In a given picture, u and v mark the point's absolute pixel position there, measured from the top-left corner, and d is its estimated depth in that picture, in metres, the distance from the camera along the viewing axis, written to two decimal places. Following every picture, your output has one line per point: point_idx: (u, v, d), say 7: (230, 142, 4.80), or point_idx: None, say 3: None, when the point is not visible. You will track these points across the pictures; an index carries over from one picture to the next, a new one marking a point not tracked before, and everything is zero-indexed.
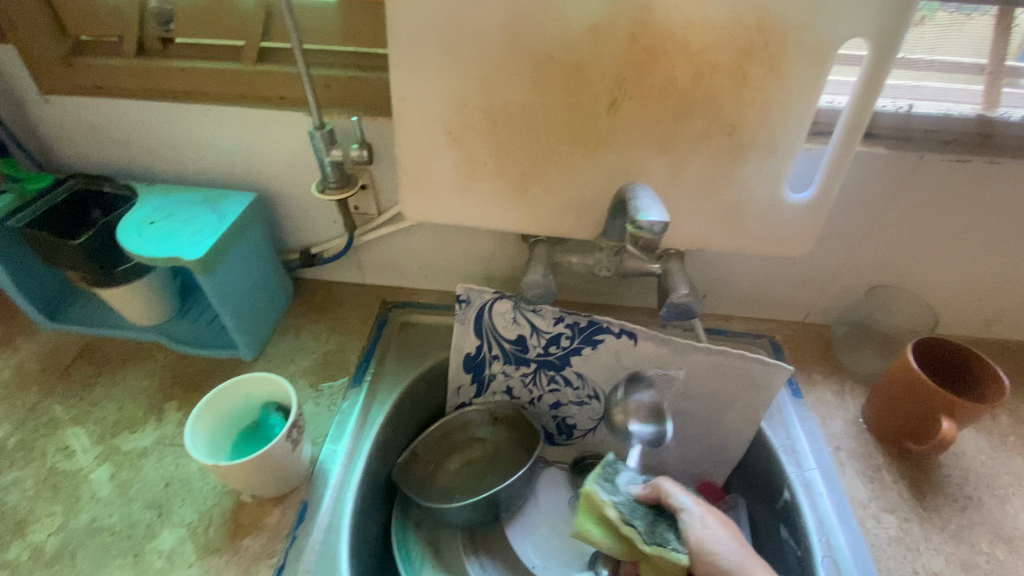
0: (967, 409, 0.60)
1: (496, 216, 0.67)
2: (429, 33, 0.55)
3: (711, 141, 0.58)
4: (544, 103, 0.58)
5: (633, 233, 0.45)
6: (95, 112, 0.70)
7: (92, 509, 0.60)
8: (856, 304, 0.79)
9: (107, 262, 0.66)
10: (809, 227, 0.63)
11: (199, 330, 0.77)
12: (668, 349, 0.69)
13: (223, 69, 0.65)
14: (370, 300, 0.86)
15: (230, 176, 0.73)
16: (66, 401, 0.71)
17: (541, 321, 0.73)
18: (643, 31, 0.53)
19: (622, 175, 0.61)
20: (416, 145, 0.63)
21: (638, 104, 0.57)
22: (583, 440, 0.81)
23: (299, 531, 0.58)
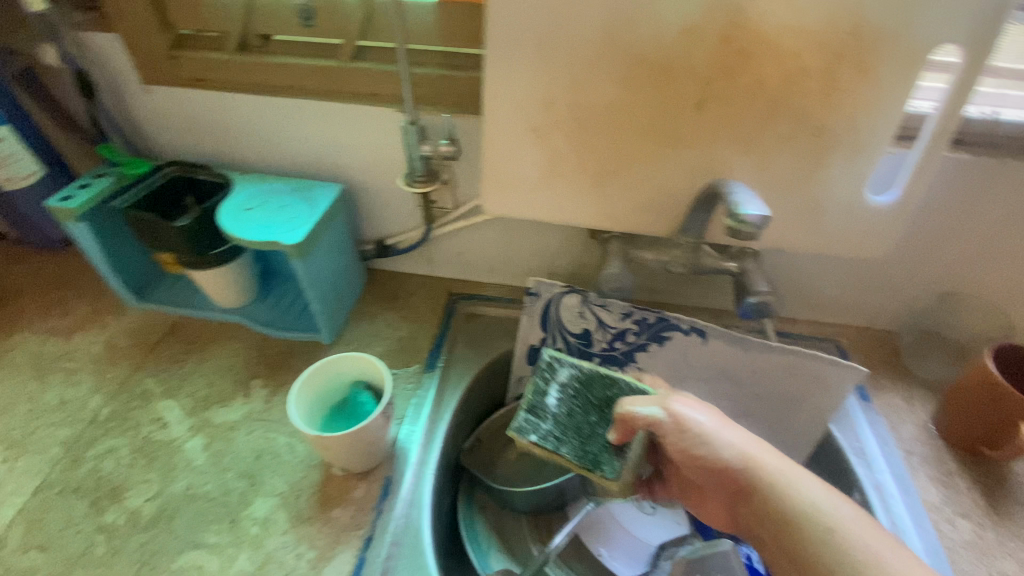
0: None
1: (573, 211, 0.69)
2: (526, 32, 0.58)
3: (795, 142, 0.59)
4: (632, 102, 0.60)
5: (733, 226, 0.47)
6: (194, 103, 0.74)
7: (188, 477, 0.63)
8: (921, 310, 0.80)
9: (205, 244, 0.70)
10: (887, 230, 0.64)
11: (279, 313, 0.81)
12: (738, 348, 0.71)
13: (319, 66, 0.68)
14: (437, 291, 0.89)
15: (317, 167, 0.77)
16: (156, 375, 0.74)
17: (609, 316, 0.74)
18: (736, 34, 0.55)
19: (704, 173, 0.63)
20: (502, 140, 0.65)
21: (725, 104, 0.58)
22: None
23: (384, 505, 0.61)
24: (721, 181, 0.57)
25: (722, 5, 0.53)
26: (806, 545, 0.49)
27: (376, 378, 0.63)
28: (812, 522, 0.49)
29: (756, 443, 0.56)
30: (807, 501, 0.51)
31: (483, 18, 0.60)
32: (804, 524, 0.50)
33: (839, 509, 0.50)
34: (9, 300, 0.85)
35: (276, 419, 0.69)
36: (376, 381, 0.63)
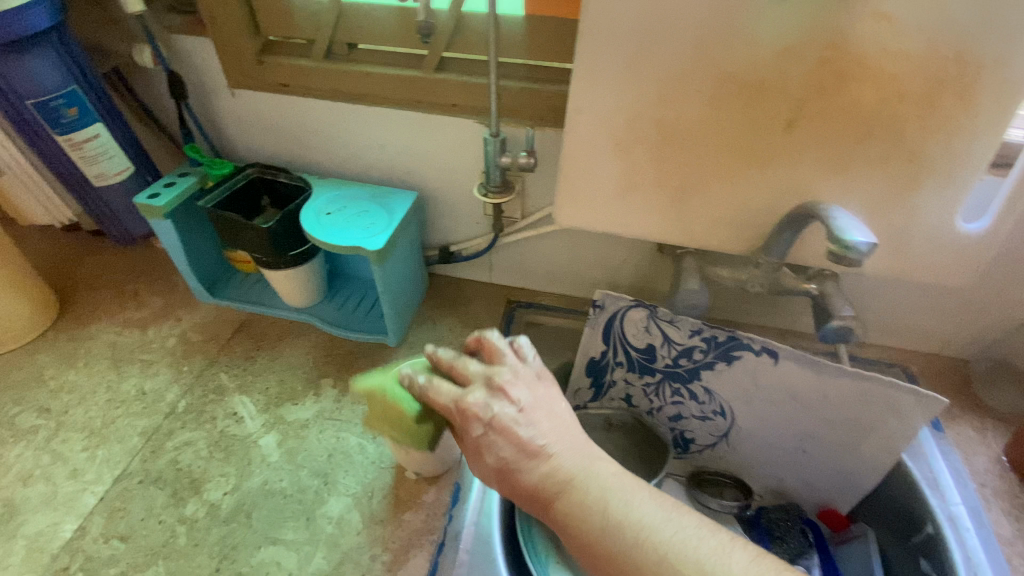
0: None
1: (647, 225, 0.69)
2: (619, 48, 0.58)
3: (886, 166, 0.59)
4: (721, 120, 0.60)
5: (837, 252, 0.47)
6: (279, 107, 0.77)
7: (263, 473, 0.65)
8: (995, 340, 0.78)
9: (284, 246, 0.72)
10: (975, 258, 0.63)
11: (346, 314, 0.82)
12: (811, 371, 0.69)
13: (404, 75, 0.69)
14: (496, 298, 0.90)
15: (392, 174, 0.79)
16: (229, 370, 0.76)
17: (676, 332, 0.73)
18: (836, 57, 0.54)
19: (787, 194, 0.62)
20: (583, 154, 0.66)
21: (817, 125, 0.58)
22: (700, 454, 0.82)
23: (454, 511, 0.60)
24: (815, 205, 0.56)
25: (824, 26, 0.53)
26: (602, 528, 0.40)
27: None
28: (633, 530, 0.39)
29: (573, 437, 0.46)
30: (625, 510, 0.40)
31: (576, 34, 0.61)
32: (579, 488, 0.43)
33: (705, 543, 0.39)
34: (87, 290, 0.88)
35: (346, 419, 0.70)
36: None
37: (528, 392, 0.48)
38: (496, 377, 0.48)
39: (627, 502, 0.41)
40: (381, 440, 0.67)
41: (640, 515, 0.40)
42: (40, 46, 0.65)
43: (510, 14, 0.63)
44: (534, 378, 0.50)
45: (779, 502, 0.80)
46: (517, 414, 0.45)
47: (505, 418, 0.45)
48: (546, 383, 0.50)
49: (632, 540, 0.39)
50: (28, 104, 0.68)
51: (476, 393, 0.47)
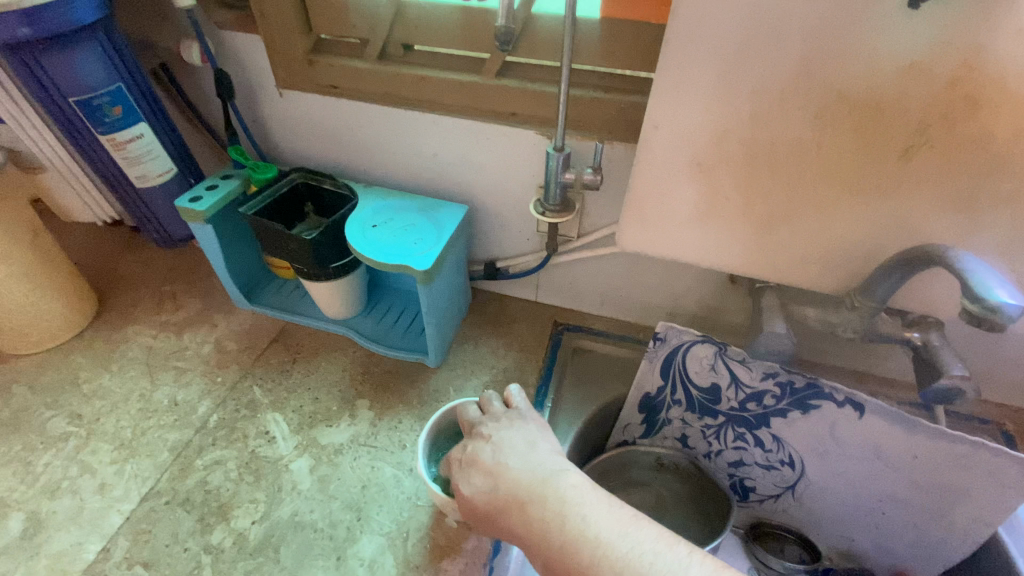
0: None
1: (722, 255, 0.63)
2: (710, 59, 0.51)
3: (1020, 206, 0.50)
4: (822, 143, 0.52)
5: (977, 312, 0.40)
6: (327, 109, 0.73)
7: (294, 502, 0.61)
8: None
9: (326, 258, 0.68)
10: None
11: (385, 329, 0.78)
12: (902, 429, 0.61)
13: (462, 80, 0.64)
14: (542, 319, 0.84)
15: (441, 184, 0.74)
16: (263, 384, 0.73)
17: (746, 374, 0.66)
18: (970, 78, 0.46)
19: (888, 230, 0.55)
20: (655, 174, 0.60)
21: (937, 155, 0.50)
22: (759, 504, 0.74)
23: (495, 563, 0.56)
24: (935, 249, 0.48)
25: (964, 41, 0.45)
26: (562, 544, 0.42)
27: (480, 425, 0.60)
28: (590, 544, 0.41)
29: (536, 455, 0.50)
30: (581, 523, 0.42)
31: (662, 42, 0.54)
32: (538, 502, 0.45)
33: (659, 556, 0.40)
34: (125, 289, 0.86)
35: (382, 446, 0.66)
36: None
37: (506, 430, 0.53)
38: (479, 425, 0.55)
39: (586, 515, 0.43)
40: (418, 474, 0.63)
41: (599, 526, 0.42)
42: (85, 41, 0.62)
43: (588, 16, 0.57)
44: (517, 417, 0.56)
45: (847, 565, 0.72)
46: (491, 447, 0.51)
47: (478, 451, 0.51)
48: (530, 422, 0.55)
49: (589, 553, 0.40)
50: (71, 101, 0.65)
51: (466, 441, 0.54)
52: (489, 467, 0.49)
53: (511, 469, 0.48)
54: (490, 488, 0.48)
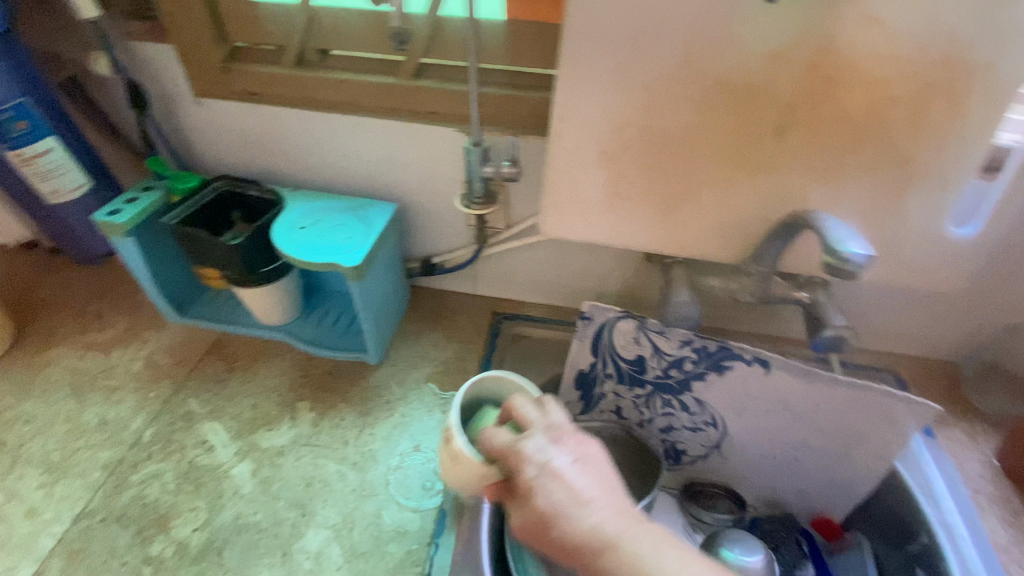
0: None
1: (635, 236, 0.68)
2: (603, 54, 0.56)
3: (877, 172, 0.57)
4: (709, 127, 0.58)
5: (833, 263, 0.45)
6: (248, 116, 0.73)
7: (236, 506, 0.61)
8: (983, 342, 0.76)
9: (256, 262, 0.69)
10: (965, 263, 0.61)
11: (322, 331, 0.79)
12: (804, 380, 0.67)
13: (380, 83, 0.66)
14: (480, 310, 0.87)
15: (369, 184, 0.75)
16: (200, 395, 0.72)
17: (665, 343, 0.71)
18: (825, 62, 0.53)
19: (774, 202, 0.61)
20: (567, 162, 0.64)
21: (805, 131, 0.56)
22: (692, 465, 0.80)
23: (441, 540, 0.58)
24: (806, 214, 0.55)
25: (814, 31, 0.51)
26: None
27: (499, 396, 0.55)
28: None
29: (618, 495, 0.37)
30: None
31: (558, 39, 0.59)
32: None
33: None
34: (46, 313, 0.83)
35: (324, 444, 0.67)
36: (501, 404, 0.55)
37: (582, 448, 0.39)
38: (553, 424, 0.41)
39: None
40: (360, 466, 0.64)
41: None
42: None
43: (489, 16, 0.61)
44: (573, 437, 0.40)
45: (773, 512, 0.78)
46: (571, 464, 0.37)
47: (544, 472, 0.36)
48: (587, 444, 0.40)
49: None
50: None
51: (535, 436, 0.39)
52: (578, 495, 0.35)
53: (623, 522, 0.35)
54: (570, 530, 0.34)
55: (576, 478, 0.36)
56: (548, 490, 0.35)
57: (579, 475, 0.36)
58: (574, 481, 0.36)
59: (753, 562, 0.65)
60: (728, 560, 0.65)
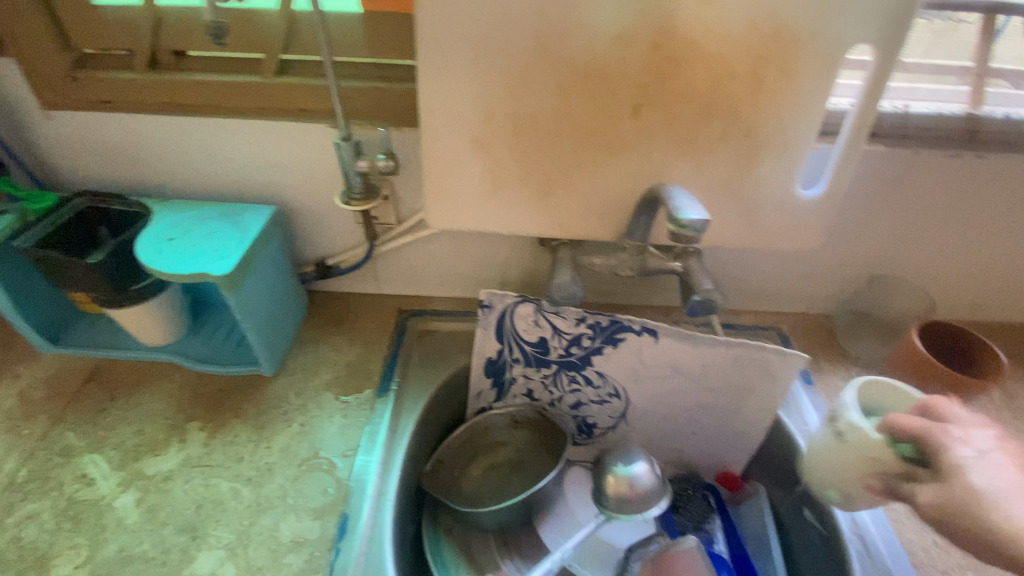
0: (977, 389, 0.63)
1: (520, 222, 0.69)
2: (459, 40, 0.56)
3: (728, 143, 0.61)
4: (571, 110, 0.60)
5: (676, 231, 0.48)
6: (105, 127, 0.68)
7: (121, 538, 0.58)
8: (852, 294, 0.83)
9: (124, 280, 0.64)
10: (819, 220, 0.66)
11: (214, 347, 0.75)
12: (688, 344, 0.72)
13: (242, 81, 0.64)
14: (385, 308, 0.85)
15: (247, 189, 0.72)
16: (78, 428, 0.68)
17: (563, 323, 0.73)
18: (666, 41, 0.55)
19: (642, 178, 0.63)
20: (441, 152, 0.63)
21: (659, 110, 0.59)
22: (604, 437, 0.83)
23: (342, 543, 0.58)
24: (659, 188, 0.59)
25: (652, 11, 0.54)
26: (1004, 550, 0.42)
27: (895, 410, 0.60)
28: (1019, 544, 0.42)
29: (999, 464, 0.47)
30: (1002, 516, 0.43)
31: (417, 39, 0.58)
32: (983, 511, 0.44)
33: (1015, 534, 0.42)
34: None
35: (216, 463, 0.64)
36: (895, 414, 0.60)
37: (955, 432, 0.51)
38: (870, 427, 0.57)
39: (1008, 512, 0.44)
40: (334, 477, 0.63)
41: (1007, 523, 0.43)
42: None
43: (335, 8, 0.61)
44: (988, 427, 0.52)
45: (680, 473, 0.82)
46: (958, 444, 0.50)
47: (977, 456, 0.48)
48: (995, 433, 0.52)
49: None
50: None
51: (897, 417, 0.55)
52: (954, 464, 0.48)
53: (970, 476, 0.47)
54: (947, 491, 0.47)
55: (1006, 470, 0.47)
56: (982, 471, 0.47)
57: (958, 445, 0.49)
58: (998, 464, 0.47)
59: (637, 472, 0.70)
60: (617, 475, 0.70)
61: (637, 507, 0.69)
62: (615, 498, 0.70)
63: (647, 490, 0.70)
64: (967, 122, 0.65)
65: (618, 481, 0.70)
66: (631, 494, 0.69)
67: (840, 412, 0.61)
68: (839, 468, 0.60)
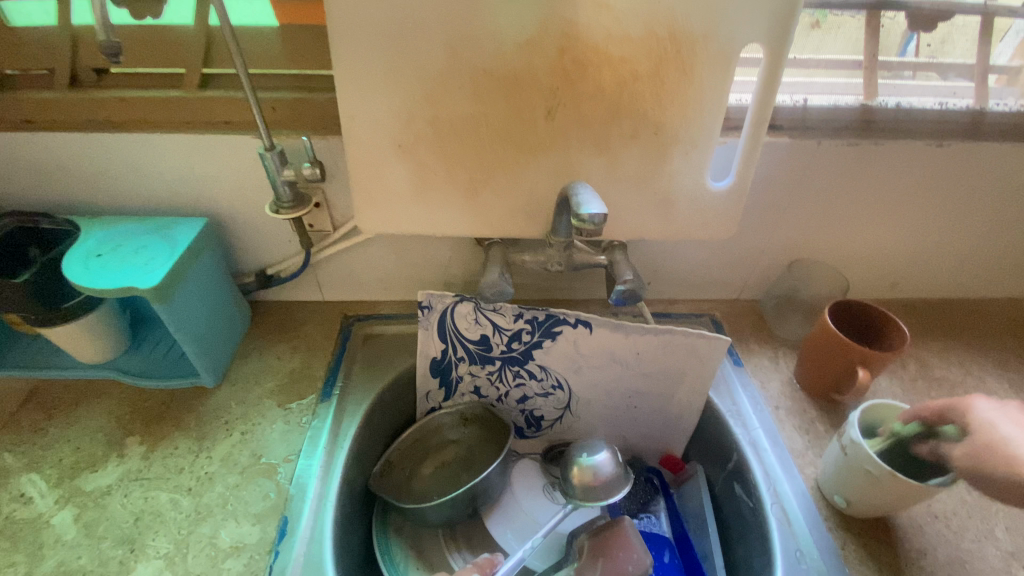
0: (887, 360, 0.67)
1: (451, 223, 0.71)
2: (373, 50, 0.57)
3: (639, 141, 0.64)
4: (487, 114, 0.62)
5: (578, 225, 0.52)
6: (25, 145, 0.68)
7: (58, 554, 0.58)
8: (777, 278, 0.87)
9: (53, 300, 0.65)
10: (731, 210, 0.70)
11: (154, 362, 0.76)
12: (620, 334, 0.74)
13: (162, 96, 0.65)
14: (331, 315, 0.86)
15: (178, 202, 0.73)
16: (14, 448, 0.67)
17: (502, 319, 0.75)
18: (571, 46, 0.58)
19: (562, 176, 0.66)
20: (366, 158, 0.65)
21: (571, 111, 0.62)
22: (551, 429, 0.85)
23: (281, 545, 0.59)
24: (572, 183, 0.61)
25: (554, 18, 0.56)
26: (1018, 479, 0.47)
27: None
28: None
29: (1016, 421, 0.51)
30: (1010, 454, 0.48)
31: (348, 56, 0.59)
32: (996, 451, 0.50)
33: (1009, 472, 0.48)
34: None
35: (156, 476, 0.65)
36: None
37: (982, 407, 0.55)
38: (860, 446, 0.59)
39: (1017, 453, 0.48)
40: (275, 482, 0.64)
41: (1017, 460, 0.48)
42: None
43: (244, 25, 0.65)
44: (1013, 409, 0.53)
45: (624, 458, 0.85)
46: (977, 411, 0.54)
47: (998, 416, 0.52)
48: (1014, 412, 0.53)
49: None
50: None
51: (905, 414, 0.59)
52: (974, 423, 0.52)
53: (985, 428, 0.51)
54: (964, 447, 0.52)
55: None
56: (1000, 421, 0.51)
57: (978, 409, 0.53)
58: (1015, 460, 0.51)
59: (601, 460, 0.74)
60: (582, 466, 0.73)
61: (601, 496, 0.72)
62: (581, 487, 0.72)
63: (611, 478, 0.73)
64: (862, 112, 0.72)
65: (583, 471, 0.73)
66: (595, 483, 0.72)
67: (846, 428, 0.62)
68: (842, 476, 0.63)
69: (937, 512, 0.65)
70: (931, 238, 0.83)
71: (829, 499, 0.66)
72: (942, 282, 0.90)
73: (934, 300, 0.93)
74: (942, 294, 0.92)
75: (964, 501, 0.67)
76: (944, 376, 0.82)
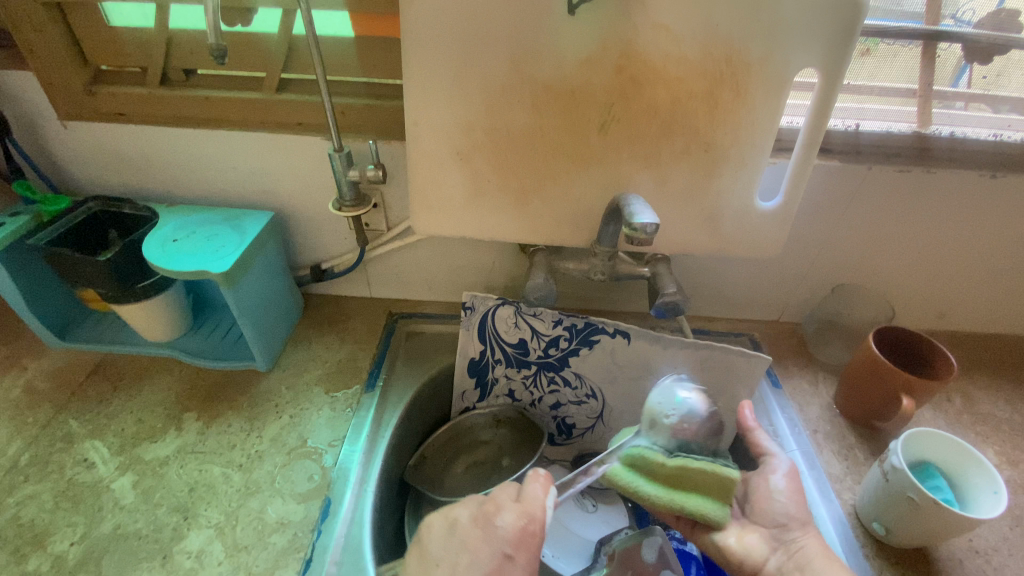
0: (936, 390, 0.66)
1: (499, 228, 0.73)
2: (439, 61, 0.61)
3: (689, 157, 0.66)
4: (542, 126, 0.65)
5: (630, 234, 0.54)
6: (116, 137, 0.74)
7: (116, 517, 0.62)
8: (819, 301, 0.87)
9: (132, 278, 0.69)
10: (777, 230, 0.71)
11: (213, 344, 0.80)
12: (659, 346, 0.75)
13: (244, 98, 0.71)
14: (376, 311, 0.90)
15: (247, 196, 0.78)
16: (80, 416, 0.72)
17: (541, 324, 0.76)
18: (628, 64, 0.60)
19: (611, 188, 0.68)
20: (425, 162, 0.68)
21: (625, 126, 0.64)
22: (582, 437, 0.86)
23: (324, 525, 0.61)
24: (622, 196, 0.63)
25: (614, 39, 0.59)
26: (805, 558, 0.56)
27: (942, 459, 0.62)
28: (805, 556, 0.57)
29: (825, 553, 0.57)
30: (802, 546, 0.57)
31: (411, 70, 0.62)
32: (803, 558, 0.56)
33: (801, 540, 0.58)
34: None
35: (210, 450, 0.69)
36: (941, 462, 0.62)
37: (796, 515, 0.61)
38: (897, 474, 0.59)
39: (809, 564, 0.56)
40: (321, 467, 0.67)
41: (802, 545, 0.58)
42: None
43: (324, 33, 0.69)
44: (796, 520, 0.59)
45: None
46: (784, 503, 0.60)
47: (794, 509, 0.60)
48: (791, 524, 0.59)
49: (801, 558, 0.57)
50: None
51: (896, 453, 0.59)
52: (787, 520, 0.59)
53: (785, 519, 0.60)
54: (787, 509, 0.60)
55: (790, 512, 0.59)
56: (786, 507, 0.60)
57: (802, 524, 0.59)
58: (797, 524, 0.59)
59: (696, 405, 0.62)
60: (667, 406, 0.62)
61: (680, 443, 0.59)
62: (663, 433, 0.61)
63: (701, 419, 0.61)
64: (916, 139, 0.72)
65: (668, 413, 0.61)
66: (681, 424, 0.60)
67: (887, 454, 0.61)
68: (881, 502, 0.62)
69: (978, 547, 0.64)
70: (980, 270, 0.82)
71: (867, 526, 0.65)
72: (991, 317, 0.88)
73: (982, 335, 0.91)
74: (991, 329, 0.90)
75: (1006, 537, 0.65)
76: (990, 412, 0.80)
